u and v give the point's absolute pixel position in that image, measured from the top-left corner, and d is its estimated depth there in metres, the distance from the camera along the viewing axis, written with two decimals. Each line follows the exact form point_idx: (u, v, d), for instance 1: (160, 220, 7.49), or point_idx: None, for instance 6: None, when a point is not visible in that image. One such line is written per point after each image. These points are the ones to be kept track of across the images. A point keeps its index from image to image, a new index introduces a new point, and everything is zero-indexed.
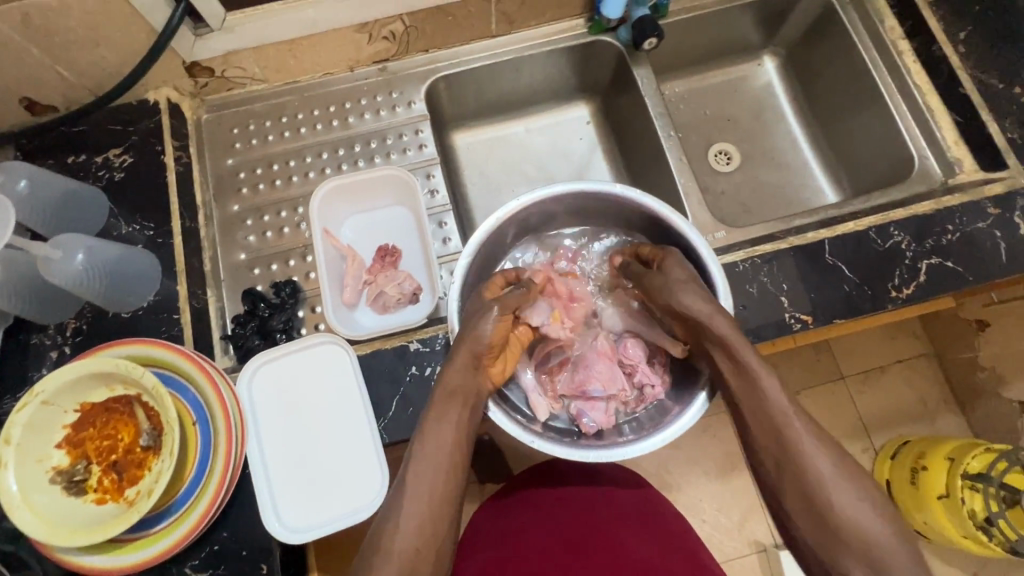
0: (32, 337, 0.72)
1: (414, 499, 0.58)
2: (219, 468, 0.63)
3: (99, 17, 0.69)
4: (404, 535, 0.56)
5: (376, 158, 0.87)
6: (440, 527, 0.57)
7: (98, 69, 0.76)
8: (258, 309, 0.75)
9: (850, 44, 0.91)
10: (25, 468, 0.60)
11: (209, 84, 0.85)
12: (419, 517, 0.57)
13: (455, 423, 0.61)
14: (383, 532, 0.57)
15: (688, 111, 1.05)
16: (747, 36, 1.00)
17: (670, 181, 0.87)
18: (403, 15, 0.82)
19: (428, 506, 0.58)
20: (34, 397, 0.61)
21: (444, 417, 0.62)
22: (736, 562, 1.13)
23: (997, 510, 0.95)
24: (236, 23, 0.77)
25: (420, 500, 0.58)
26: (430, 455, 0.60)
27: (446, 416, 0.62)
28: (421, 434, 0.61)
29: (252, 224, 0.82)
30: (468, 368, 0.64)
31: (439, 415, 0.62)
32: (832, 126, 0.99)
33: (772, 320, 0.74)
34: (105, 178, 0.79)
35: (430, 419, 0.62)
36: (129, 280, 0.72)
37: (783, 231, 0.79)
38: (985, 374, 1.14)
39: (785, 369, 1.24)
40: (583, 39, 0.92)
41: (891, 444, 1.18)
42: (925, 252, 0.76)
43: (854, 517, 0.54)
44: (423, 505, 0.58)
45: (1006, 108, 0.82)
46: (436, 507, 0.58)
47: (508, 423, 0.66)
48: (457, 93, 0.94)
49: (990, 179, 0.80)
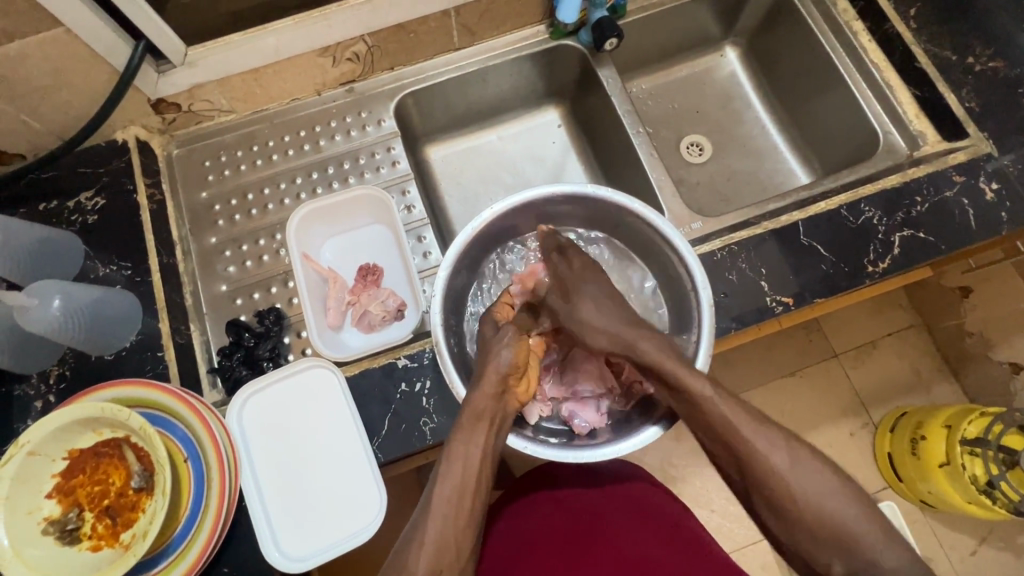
0: (15, 389, 0.71)
1: (439, 518, 0.58)
2: (214, 503, 0.63)
3: (59, 63, 0.69)
4: (428, 556, 0.56)
5: (351, 179, 0.87)
6: (452, 545, 0.57)
7: (63, 114, 0.76)
8: (243, 339, 0.75)
9: (807, 29, 0.93)
10: (15, 522, 0.59)
11: (177, 119, 0.85)
12: (439, 536, 0.57)
13: (482, 444, 0.62)
14: (407, 551, 0.57)
15: (656, 106, 1.06)
16: (707, 29, 1.02)
17: (644, 176, 0.88)
18: (365, 35, 0.83)
19: (453, 527, 0.58)
20: (20, 449, 0.60)
21: (471, 440, 0.62)
22: (748, 549, 1.13)
23: (998, 473, 0.96)
24: (198, 57, 0.77)
25: (444, 521, 0.58)
26: (456, 473, 0.61)
27: (475, 437, 0.62)
28: (449, 451, 0.62)
29: (230, 255, 0.82)
30: (494, 394, 0.65)
31: (466, 437, 0.62)
32: (797, 110, 1.00)
33: (754, 305, 0.75)
34: (79, 222, 0.78)
35: (456, 441, 0.62)
36: (109, 321, 0.72)
37: (758, 216, 0.80)
38: (973, 340, 1.16)
39: (777, 352, 1.26)
40: (545, 44, 0.93)
41: (889, 417, 1.19)
42: (897, 225, 0.77)
43: None
44: (447, 525, 0.58)
45: (962, 79, 0.84)
46: (462, 529, 0.58)
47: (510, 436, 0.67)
48: (426, 107, 0.95)
49: (953, 149, 0.81)
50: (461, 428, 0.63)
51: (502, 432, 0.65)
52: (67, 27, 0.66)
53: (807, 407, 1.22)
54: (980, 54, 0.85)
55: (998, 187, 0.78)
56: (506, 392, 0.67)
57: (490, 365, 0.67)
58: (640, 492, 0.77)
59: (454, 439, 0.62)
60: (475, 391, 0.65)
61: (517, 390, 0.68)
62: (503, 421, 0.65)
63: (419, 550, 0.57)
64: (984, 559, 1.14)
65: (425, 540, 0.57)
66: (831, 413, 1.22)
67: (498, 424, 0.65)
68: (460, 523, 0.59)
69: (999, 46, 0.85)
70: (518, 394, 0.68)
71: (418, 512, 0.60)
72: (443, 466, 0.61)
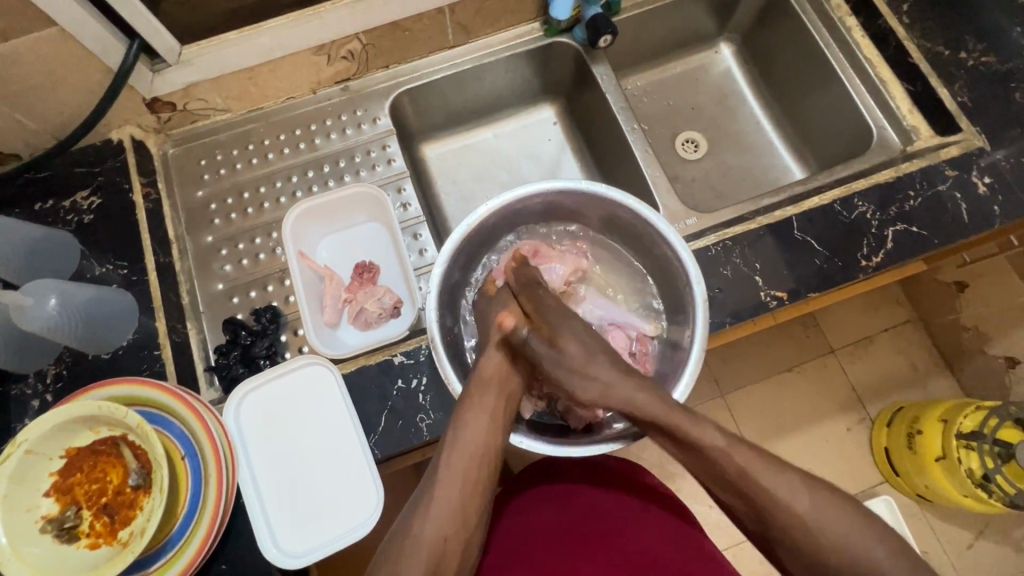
0: (12, 388, 0.71)
1: (447, 484, 0.58)
2: (212, 500, 0.63)
3: (52, 62, 0.69)
4: (434, 521, 0.57)
5: (346, 177, 0.88)
6: (460, 512, 0.58)
7: (58, 114, 0.76)
8: (240, 337, 0.75)
9: (800, 25, 0.93)
10: (13, 520, 0.59)
11: (173, 118, 0.85)
12: (444, 505, 0.58)
13: (490, 416, 0.62)
14: (415, 513, 0.58)
15: (651, 103, 1.06)
16: (701, 25, 1.02)
17: (639, 173, 0.88)
18: (360, 33, 0.83)
19: (461, 496, 0.58)
20: (17, 447, 0.60)
21: (480, 407, 0.62)
22: (746, 544, 1.14)
23: (994, 466, 0.97)
24: (193, 55, 0.77)
25: (451, 489, 0.58)
26: (466, 442, 0.61)
27: (483, 404, 0.63)
28: (456, 421, 0.62)
29: (227, 254, 0.82)
30: (502, 361, 0.66)
31: (474, 404, 0.63)
32: (792, 106, 1.01)
33: (748, 301, 0.76)
34: (75, 222, 0.78)
35: (466, 409, 0.63)
36: (106, 320, 0.72)
37: (753, 212, 0.80)
38: (969, 335, 1.17)
39: (774, 347, 1.26)
40: (540, 42, 0.93)
41: (886, 411, 1.20)
42: (890, 220, 0.78)
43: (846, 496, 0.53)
44: (455, 493, 0.58)
45: (955, 74, 0.85)
46: (468, 501, 0.58)
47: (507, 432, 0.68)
48: (421, 106, 0.95)
49: (946, 143, 0.82)
50: (471, 395, 0.63)
51: (512, 403, 0.65)
52: (60, 26, 0.66)
53: (804, 403, 1.23)
54: (973, 49, 0.85)
55: (990, 181, 0.79)
56: (513, 358, 0.67)
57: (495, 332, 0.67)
58: (642, 488, 0.78)
59: (463, 408, 0.63)
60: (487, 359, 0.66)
61: (527, 355, 0.69)
62: (514, 389, 0.66)
63: (424, 514, 0.57)
64: (980, 551, 1.14)
65: (432, 505, 0.58)
66: (828, 407, 1.23)
67: (509, 389, 0.65)
68: (467, 491, 0.59)
69: (991, 41, 0.85)
70: (525, 359, 0.68)
71: (424, 479, 0.61)
72: (451, 436, 0.61)
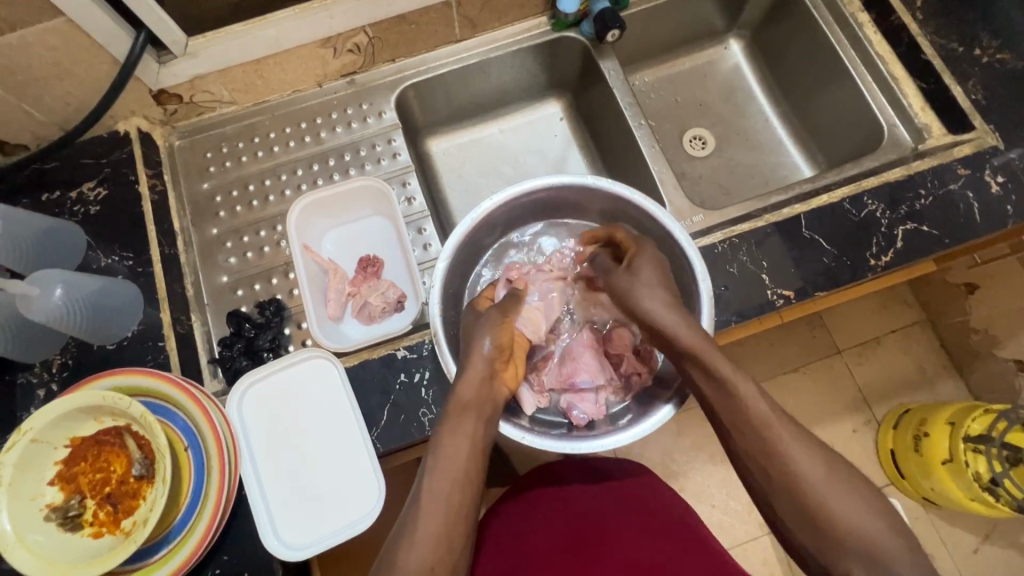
0: (18, 377, 0.71)
1: (430, 512, 0.55)
2: (214, 491, 0.63)
3: (60, 53, 0.69)
4: (420, 552, 0.52)
5: (351, 170, 0.87)
6: (444, 540, 0.54)
7: (65, 105, 0.76)
8: (244, 329, 0.75)
9: (812, 21, 0.92)
10: (18, 507, 0.59)
11: (179, 111, 0.85)
12: (432, 531, 0.54)
13: (470, 433, 0.60)
14: (397, 547, 0.53)
15: (659, 99, 1.05)
16: (711, 21, 1.01)
17: (646, 169, 0.87)
18: (366, 26, 0.83)
19: (445, 522, 0.55)
20: (22, 435, 0.60)
21: (458, 430, 0.60)
22: (749, 545, 1.13)
23: (1001, 470, 0.95)
24: (199, 48, 0.77)
25: (435, 517, 0.55)
26: (445, 467, 0.57)
27: (460, 430, 0.61)
28: (434, 447, 0.59)
29: (231, 246, 0.82)
30: (481, 381, 0.64)
31: (453, 428, 0.61)
32: (801, 103, 1.00)
33: (754, 299, 0.75)
34: (81, 213, 0.79)
35: (443, 432, 0.60)
36: (112, 311, 0.72)
37: (761, 209, 0.79)
38: (979, 336, 1.15)
39: (780, 347, 1.25)
40: (548, 36, 0.92)
41: (892, 414, 1.18)
42: (900, 218, 0.77)
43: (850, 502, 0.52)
44: (440, 518, 0.54)
45: (968, 71, 0.83)
46: (455, 524, 0.55)
47: (507, 427, 0.67)
48: (427, 99, 0.95)
49: (958, 141, 0.80)
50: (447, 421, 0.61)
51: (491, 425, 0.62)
52: (68, 16, 0.66)
53: (810, 403, 1.22)
54: (988, 46, 0.84)
55: (1003, 180, 0.77)
56: (493, 378, 0.65)
57: (476, 349, 0.66)
58: (644, 490, 0.77)
59: (441, 432, 0.60)
60: (462, 381, 0.64)
61: (505, 374, 0.67)
62: (492, 412, 0.64)
63: (409, 545, 0.53)
64: (986, 556, 1.13)
65: (416, 534, 0.54)
66: (834, 409, 1.22)
67: (488, 412, 0.63)
68: (452, 519, 0.55)
69: (1006, 38, 0.84)
70: (505, 381, 0.66)
71: (404, 513, 0.57)
72: (427, 461, 0.59)
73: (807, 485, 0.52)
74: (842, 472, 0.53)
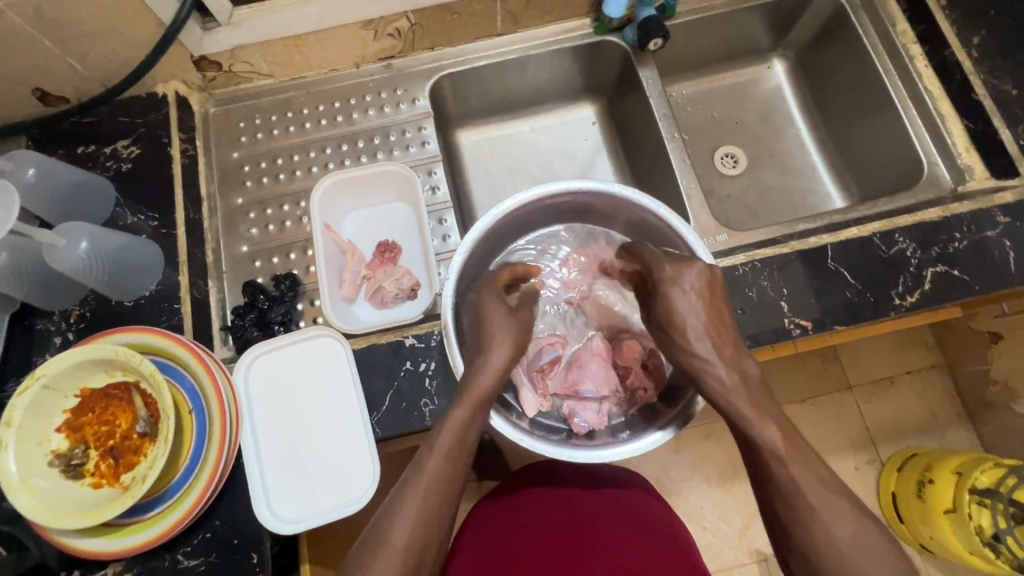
0: (37, 322, 0.73)
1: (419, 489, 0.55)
2: (213, 455, 0.64)
3: (110, 10, 0.70)
4: (404, 528, 0.53)
5: (379, 154, 0.88)
6: (432, 517, 0.54)
7: (108, 63, 0.77)
8: (258, 300, 0.76)
9: (859, 47, 0.90)
10: (25, 450, 0.61)
11: (217, 78, 0.86)
12: (417, 510, 0.54)
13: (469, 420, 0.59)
14: (386, 518, 0.54)
15: (695, 113, 1.04)
16: (756, 38, 1.00)
17: (674, 183, 0.86)
18: (409, 12, 0.83)
19: (435, 500, 0.55)
20: (36, 381, 0.62)
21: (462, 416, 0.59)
22: (736, 571, 1.12)
23: (1006, 527, 0.93)
24: (243, 18, 0.78)
25: (426, 495, 0.55)
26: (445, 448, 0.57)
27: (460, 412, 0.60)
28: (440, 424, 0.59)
29: (254, 217, 0.83)
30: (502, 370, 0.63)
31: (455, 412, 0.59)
32: (840, 131, 0.97)
33: (771, 326, 0.73)
34: (113, 169, 0.80)
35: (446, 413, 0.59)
36: (133, 268, 0.74)
37: (786, 235, 0.78)
38: (996, 388, 1.12)
39: (790, 377, 1.23)
40: (589, 39, 0.91)
41: (898, 456, 1.16)
42: (931, 260, 0.75)
43: (863, 555, 0.49)
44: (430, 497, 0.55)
45: (1020, 115, 0.80)
46: (442, 503, 0.55)
47: (502, 426, 0.66)
48: (462, 90, 0.95)
49: (1001, 187, 0.78)
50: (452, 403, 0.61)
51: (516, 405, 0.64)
52: None
53: (815, 437, 1.19)
54: None
55: None
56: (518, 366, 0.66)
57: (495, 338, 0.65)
58: (640, 501, 0.76)
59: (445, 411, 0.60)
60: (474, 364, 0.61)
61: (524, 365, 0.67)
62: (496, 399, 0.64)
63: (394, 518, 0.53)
64: None
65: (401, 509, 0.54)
66: (838, 445, 1.19)
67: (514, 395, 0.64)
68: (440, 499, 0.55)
69: None
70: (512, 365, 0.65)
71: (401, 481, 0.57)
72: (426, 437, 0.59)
73: (828, 525, 0.50)
74: (858, 514, 0.51)
